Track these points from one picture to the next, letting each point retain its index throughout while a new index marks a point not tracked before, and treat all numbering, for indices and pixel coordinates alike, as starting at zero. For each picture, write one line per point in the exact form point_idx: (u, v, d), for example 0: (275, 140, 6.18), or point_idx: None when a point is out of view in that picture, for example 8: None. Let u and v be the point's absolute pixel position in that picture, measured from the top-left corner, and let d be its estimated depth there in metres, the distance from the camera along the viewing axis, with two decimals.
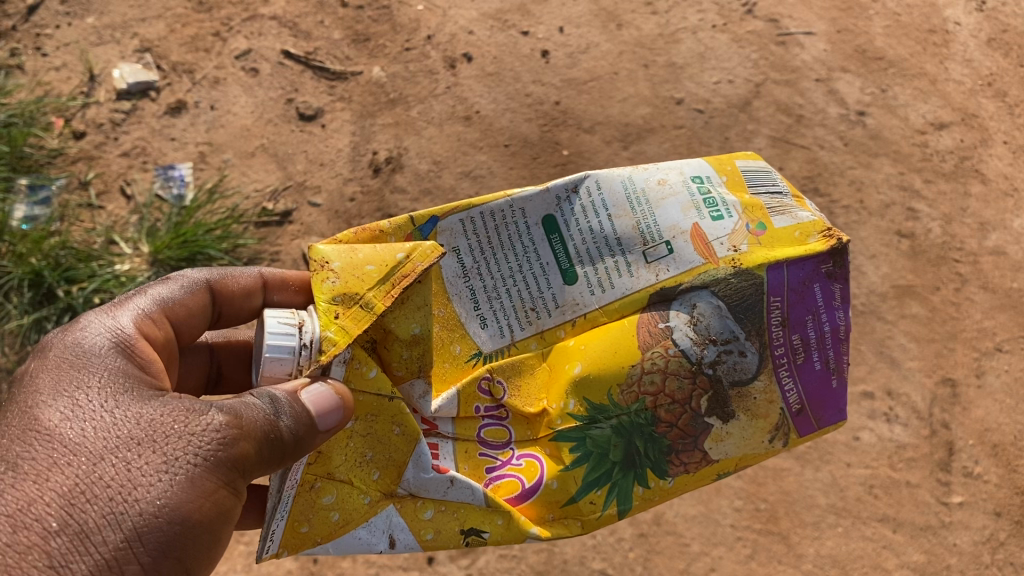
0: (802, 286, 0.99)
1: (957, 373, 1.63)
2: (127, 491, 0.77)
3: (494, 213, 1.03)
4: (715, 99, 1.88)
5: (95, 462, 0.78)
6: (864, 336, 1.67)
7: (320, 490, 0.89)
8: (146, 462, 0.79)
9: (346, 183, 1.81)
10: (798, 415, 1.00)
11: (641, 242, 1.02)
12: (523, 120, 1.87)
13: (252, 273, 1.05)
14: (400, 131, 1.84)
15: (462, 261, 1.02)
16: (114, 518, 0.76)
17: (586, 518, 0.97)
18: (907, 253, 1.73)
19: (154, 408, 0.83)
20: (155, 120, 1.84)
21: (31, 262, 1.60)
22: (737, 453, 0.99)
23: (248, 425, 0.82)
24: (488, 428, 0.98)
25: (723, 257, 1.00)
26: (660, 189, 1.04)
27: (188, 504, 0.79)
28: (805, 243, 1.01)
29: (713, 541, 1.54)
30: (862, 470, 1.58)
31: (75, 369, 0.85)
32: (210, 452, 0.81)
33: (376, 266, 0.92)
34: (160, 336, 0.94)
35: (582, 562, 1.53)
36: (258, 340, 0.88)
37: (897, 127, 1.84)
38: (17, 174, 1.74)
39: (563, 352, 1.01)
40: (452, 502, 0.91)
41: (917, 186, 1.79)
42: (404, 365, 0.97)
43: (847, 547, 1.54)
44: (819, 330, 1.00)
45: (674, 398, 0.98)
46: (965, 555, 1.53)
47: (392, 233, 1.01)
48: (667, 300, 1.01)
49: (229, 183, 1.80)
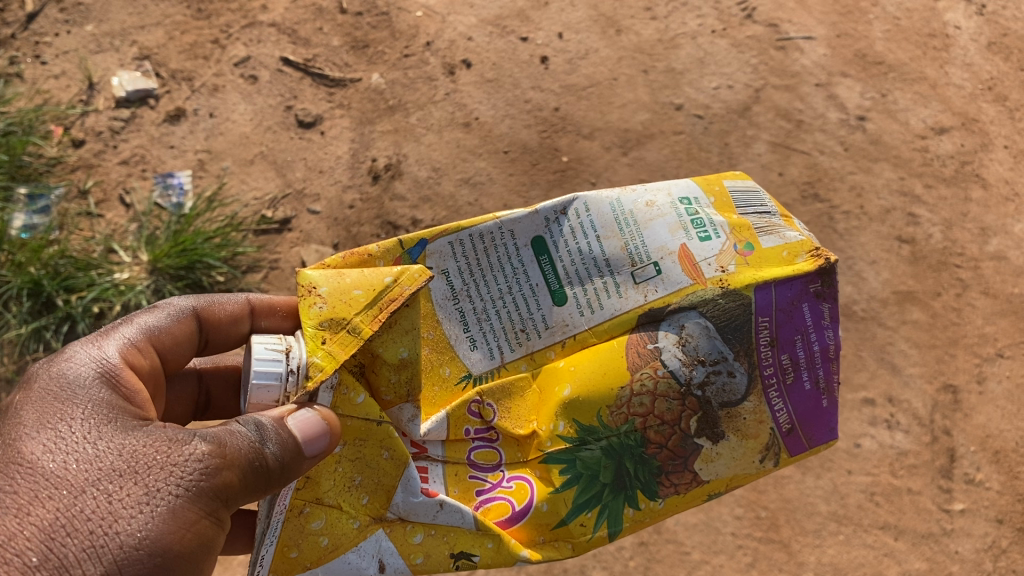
0: (791, 306, 1.00)
1: (959, 380, 1.63)
2: (108, 524, 0.77)
3: (483, 235, 1.02)
4: (715, 104, 1.88)
5: (77, 495, 0.78)
6: (865, 342, 1.67)
7: (309, 515, 0.89)
8: (127, 494, 0.78)
9: (345, 191, 1.80)
10: (789, 435, 1.00)
11: (629, 263, 1.02)
12: (522, 127, 1.86)
13: (239, 299, 1.05)
14: (399, 138, 1.84)
15: (451, 283, 1.01)
16: (95, 552, 0.76)
17: (576, 540, 0.96)
18: (907, 259, 1.73)
19: (137, 439, 0.82)
20: (153, 128, 1.84)
21: (30, 271, 1.60)
22: (728, 474, 0.99)
23: (231, 453, 0.82)
24: (478, 451, 0.98)
25: (711, 278, 1.00)
26: (648, 210, 1.04)
27: (169, 535, 0.78)
28: (793, 263, 1.01)
29: (713, 550, 1.53)
30: (864, 478, 1.57)
31: (59, 401, 0.85)
32: (192, 482, 0.80)
33: (363, 290, 0.92)
34: (145, 365, 0.94)
35: (582, 571, 1.53)
36: (247, 366, 0.89)
37: (898, 131, 1.84)
38: (16, 182, 1.74)
39: (553, 372, 1.01)
40: (442, 526, 0.91)
41: (918, 191, 1.78)
42: (392, 389, 0.96)
43: (848, 555, 1.53)
44: (809, 349, 1.00)
45: (663, 419, 0.98)
46: (967, 563, 1.53)
47: (381, 256, 1.00)
48: (656, 320, 1.00)
49: (227, 191, 1.80)
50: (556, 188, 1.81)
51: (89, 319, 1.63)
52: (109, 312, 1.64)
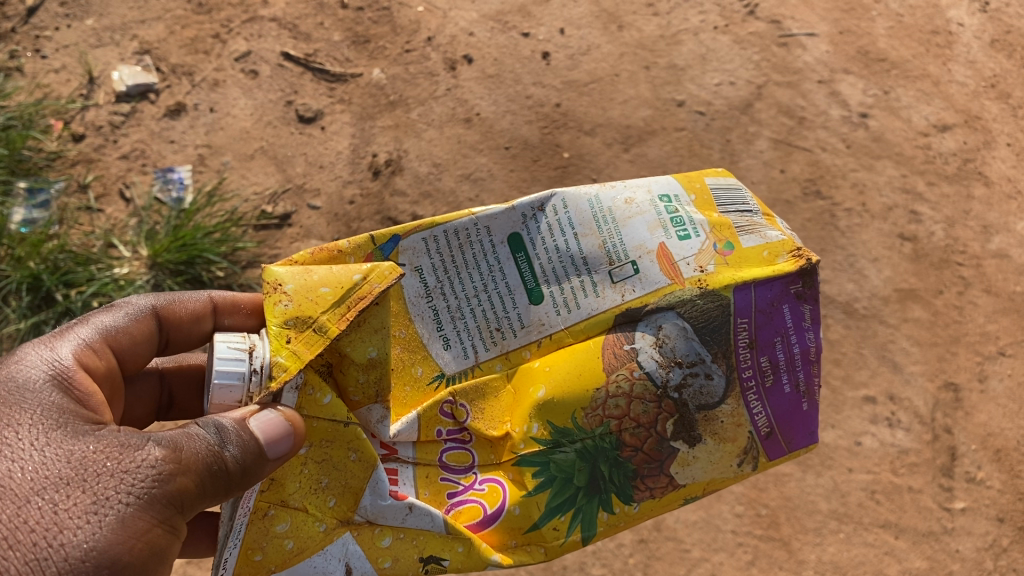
0: (771, 307, 0.99)
1: (960, 378, 1.62)
2: (53, 535, 0.76)
3: (458, 231, 1.01)
4: (716, 100, 1.87)
5: (21, 505, 0.77)
6: (866, 340, 1.66)
7: (273, 518, 0.87)
8: (74, 503, 0.78)
9: (345, 186, 1.80)
10: (767, 439, 1.00)
11: (607, 262, 1.02)
12: (524, 123, 1.86)
13: (201, 297, 1.04)
14: (400, 134, 1.83)
15: (424, 281, 1.01)
16: (38, 564, 0.75)
17: (549, 544, 0.95)
18: (909, 256, 1.72)
19: (87, 445, 0.82)
20: (153, 123, 1.84)
21: (29, 266, 1.60)
22: (705, 478, 0.99)
23: (187, 458, 0.82)
24: (450, 453, 0.97)
25: (689, 278, 1.00)
26: (627, 208, 1.04)
27: (118, 545, 0.77)
28: (774, 263, 1.01)
29: (713, 547, 1.52)
30: (864, 476, 1.57)
31: (8, 405, 0.84)
32: (143, 490, 0.80)
33: (331, 288, 0.91)
34: (99, 367, 0.93)
35: (582, 568, 1.52)
36: (210, 364, 0.88)
37: (900, 129, 1.83)
38: (15, 176, 1.73)
39: (527, 373, 1.00)
40: (411, 529, 0.90)
41: (920, 188, 1.78)
42: (360, 390, 0.94)
43: (849, 553, 1.53)
44: (788, 351, 1.00)
45: (638, 422, 0.97)
46: (968, 561, 1.52)
47: (351, 252, 0.99)
48: (633, 320, 1.00)
49: (227, 186, 1.79)
50: (558, 184, 1.81)
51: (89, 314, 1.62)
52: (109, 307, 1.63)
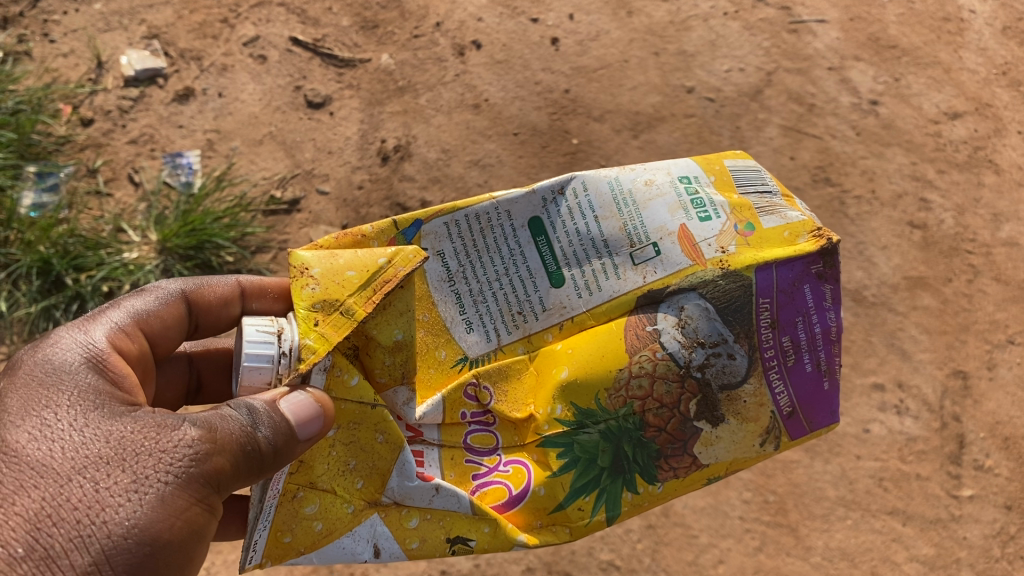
0: (792, 287, 0.99)
1: (969, 366, 1.62)
2: (95, 513, 0.76)
3: (480, 215, 1.01)
4: (726, 87, 1.87)
5: (62, 484, 0.77)
6: (875, 327, 1.66)
7: (302, 500, 0.88)
8: (115, 482, 0.78)
9: (354, 171, 1.80)
10: (790, 418, 1.01)
11: (628, 244, 1.02)
12: (533, 109, 1.85)
13: (230, 282, 1.05)
14: (408, 119, 1.83)
15: (447, 265, 1.01)
16: (82, 542, 0.75)
17: (574, 524, 0.96)
18: (919, 244, 1.72)
19: (125, 425, 0.82)
20: (163, 107, 1.84)
21: (40, 250, 1.60)
22: (727, 457, 1.00)
23: (222, 438, 0.81)
24: (475, 435, 0.98)
25: (711, 258, 1.00)
26: (647, 190, 1.04)
27: (159, 523, 0.78)
28: (794, 243, 1.01)
29: (721, 533, 1.50)
30: (872, 463, 1.56)
31: (45, 387, 0.84)
32: (181, 469, 0.80)
33: (357, 271, 0.89)
34: (134, 351, 0.94)
35: (590, 553, 1.48)
36: (238, 348, 0.87)
37: (910, 116, 1.83)
38: (26, 160, 1.73)
39: (550, 355, 1.00)
40: (438, 510, 0.92)
41: (930, 176, 1.77)
42: (386, 372, 0.94)
43: (856, 540, 1.51)
44: (810, 331, 1.00)
45: (662, 402, 0.98)
46: (975, 549, 1.51)
47: (374, 237, 0.99)
48: (655, 302, 1.00)
49: (236, 171, 1.79)
50: (566, 170, 1.80)
51: (99, 298, 1.62)
52: (119, 291, 1.64)
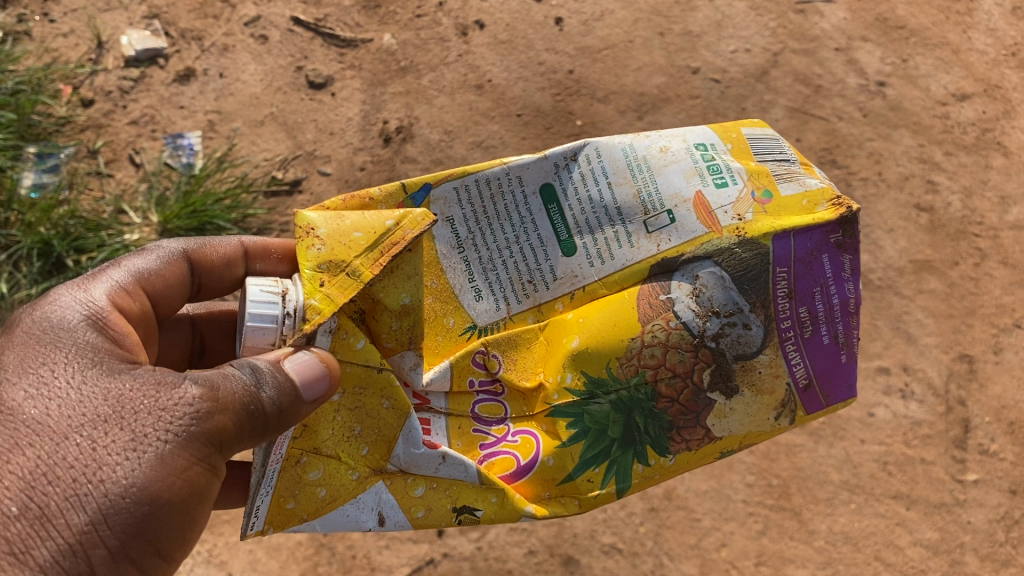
0: (810, 256, 0.97)
1: (975, 350, 1.60)
2: (91, 472, 0.76)
3: (490, 181, 1.01)
4: (732, 68, 1.85)
5: (59, 443, 0.76)
6: (880, 311, 1.64)
7: (306, 465, 0.87)
8: (112, 441, 0.77)
9: (356, 153, 1.79)
10: (806, 391, 0.99)
11: (642, 211, 1.01)
12: (536, 90, 1.84)
13: (233, 242, 1.04)
14: (411, 100, 1.82)
15: (456, 231, 1.01)
16: (78, 501, 0.75)
17: (583, 496, 0.95)
18: (925, 227, 1.70)
19: (124, 382, 0.81)
20: (163, 88, 1.82)
21: (40, 232, 1.59)
22: (741, 430, 0.98)
23: (225, 398, 0.81)
24: (483, 404, 0.97)
25: (727, 226, 0.98)
26: (662, 156, 1.03)
27: (158, 482, 0.77)
28: (813, 212, 0.99)
29: (724, 516, 1.49)
30: (877, 447, 1.54)
31: (43, 345, 0.83)
32: (181, 428, 0.79)
33: (363, 233, 0.89)
34: (136, 309, 0.93)
35: (592, 536, 1.47)
36: (243, 311, 0.86)
37: (918, 98, 1.81)
38: (26, 141, 1.72)
39: (561, 324, 0.99)
40: (444, 479, 0.91)
41: (937, 158, 1.76)
42: (393, 337, 0.92)
43: (859, 524, 1.49)
44: (828, 302, 0.98)
45: (674, 371, 0.97)
46: (979, 533, 1.49)
47: (383, 200, 0.98)
48: (669, 270, 0.99)
49: (237, 152, 1.78)
50: None
51: None
52: None
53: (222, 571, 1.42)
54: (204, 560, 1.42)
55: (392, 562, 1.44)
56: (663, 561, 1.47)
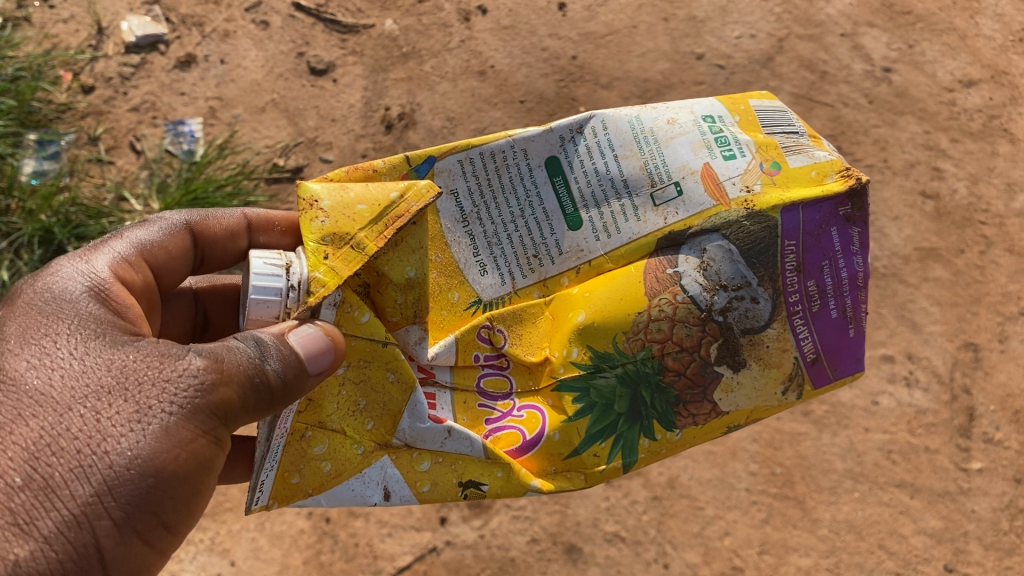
0: (818, 229, 0.96)
1: (980, 338, 1.59)
2: (96, 443, 0.75)
3: (494, 153, 0.99)
4: (737, 54, 1.83)
5: (62, 413, 0.76)
6: (885, 299, 1.64)
7: (311, 440, 0.87)
8: (117, 412, 0.77)
9: (358, 140, 1.78)
10: (813, 366, 0.98)
11: (649, 184, 0.99)
12: (539, 76, 1.82)
13: (235, 214, 1.03)
14: (413, 86, 1.80)
15: (460, 204, 0.99)
16: (82, 472, 0.74)
17: (590, 471, 0.95)
18: (931, 214, 1.69)
19: (128, 354, 0.80)
20: (164, 74, 1.81)
21: (40, 219, 1.58)
22: (748, 405, 0.98)
23: (230, 369, 0.80)
24: (488, 378, 0.98)
25: (735, 198, 0.97)
26: (669, 128, 1.01)
27: (163, 454, 0.77)
28: (822, 184, 0.98)
29: (727, 505, 1.48)
30: (881, 435, 1.53)
31: (45, 315, 0.83)
32: (186, 399, 0.79)
33: (368, 205, 0.89)
34: (139, 283, 0.92)
35: (596, 524, 1.46)
36: (246, 280, 0.85)
37: (924, 84, 1.79)
38: (26, 128, 1.71)
39: (567, 299, 0.99)
40: (450, 453, 0.90)
41: (943, 145, 1.74)
42: (399, 310, 0.94)
43: (863, 512, 1.48)
44: (836, 276, 0.97)
45: (681, 346, 0.96)
46: (983, 522, 1.48)
47: (386, 172, 0.98)
48: (676, 243, 0.98)
49: (239, 139, 1.77)
50: None
51: None
52: None
53: (225, 559, 1.42)
54: (207, 548, 1.42)
55: (395, 550, 1.44)
56: (666, 549, 1.45)
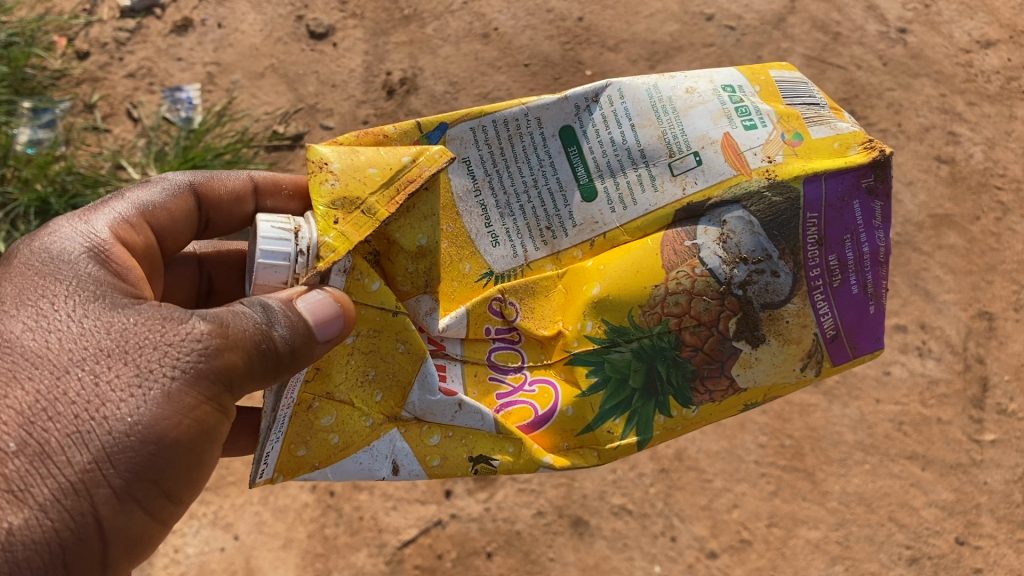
0: (841, 202, 0.93)
1: (995, 307, 1.56)
2: (95, 407, 0.72)
3: (508, 120, 0.97)
4: (747, 15, 1.78)
5: (59, 376, 0.73)
6: (898, 267, 1.60)
7: (318, 411, 0.84)
8: (117, 375, 0.73)
9: (359, 106, 1.73)
10: (832, 342, 0.95)
11: (667, 154, 0.96)
12: (544, 38, 1.77)
13: (241, 176, 0.99)
14: (415, 50, 1.76)
15: (473, 173, 0.96)
16: (79, 438, 0.71)
17: (603, 448, 0.92)
18: (945, 180, 1.65)
19: (127, 318, 0.77)
20: (160, 40, 1.77)
21: (37, 189, 1.56)
22: (767, 382, 0.95)
23: (236, 333, 0.77)
24: (499, 351, 0.95)
25: (756, 168, 0.94)
26: (688, 97, 0.98)
27: (165, 421, 0.74)
28: (845, 155, 0.95)
29: (735, 478, 1.46)
30: (892, 406, 1.50)
31: (43, 276, 0.80)
32: (190, 364, 0.75)
33: (379, 170, 0.86)
34: (139, 242, 0.90)
35: (602, 497, 1.44)
36: (253, 245, 0.82)
37: (940, 45, 1.74)
38: (20, 96, 1.68)
39: (580, 272, 0.96)
40: (460, 427, 0.88)
41: (959, 108, 1.70)
42: (409, 280, 0.90)
43: (874, 485, 1.45)
44: (858, 250, 0.93)
45: (699, 320, 0.93)
46: (996, 494, 1.45)
47: (398, 138, 0.95)
48: (695, 216, 0.95)
49: (237, 105, 1.73)
50: None
51: None
52: None
53: (228, 534, 1.41)
54: (210, 522, 1.41)
55: (400, 523, 1.42)
56: (673, 522, 1.43)
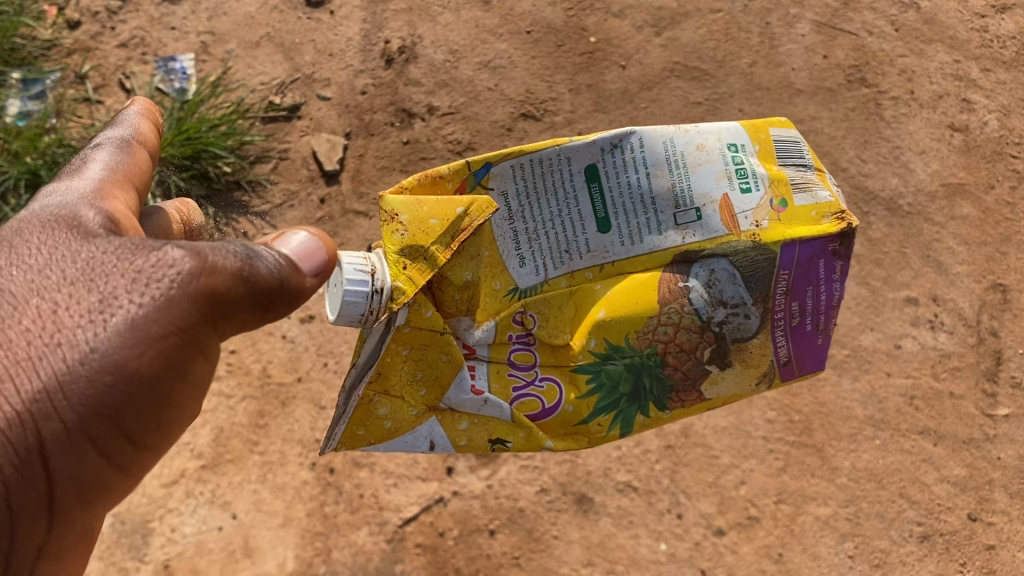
0: (808, 261, 0.94)
1: (1010, 279, 1.53)
2: (51, 335, 0.67)
3: (544, 160, 0.91)
4: None
5: (16, 305, 0.67)
6: (910, 238, 1.56)
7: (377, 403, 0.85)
8: (77, 302, 0.68)
9: (357, 75, 1.68)
10: (784, 366, 0.97)
11: (673, 205, 0.94)
12: (547, 5, 1.72)
13: (139, 112, 0.87)
14: (413, 17, 1.71)
15: (507, 206, 0.91)
16: (31, 366, 0.66)
17: (594, 435, 0.94)
18: (959, 148, 1.61)
19: (99, 245, 0.71)
20: (153, 8, 1.73)
21: (27, 161, 1.52)
22: (728, 393, 0.97)
23: (215, 261, 0.70)
24: (517, 352, 0.90)
25: (745, 232, 0.93)
26: (698, 154, 0.95)
27: (125, 351, 0.68)
28: (818, 224, 0.94)
29: (743, 454, 1.43)
30: (903, 380, 1.47)
31: (23, 225, 0.73)
32: (159, 292, 0.69)
33: (439, 219, 0.83)
34: (132, 207, 0.80)
35: (606, 474, 1.42)
36: (333, 284, 0.81)
37: (954, 10, 1.70)
38: (9, 67, 1.65)
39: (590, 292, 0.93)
40: (485, 416, 0.88)
41: (973, 75, 1.65)
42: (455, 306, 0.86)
43: (884, 460, 1.43)
44: (817, 299, 0.96)
45: (682, 347, 0.93)
46: (1009, 470, 1.43)
47: (447, 177, 0.89)
48: (689, 261, 0.94)
49: (233, 76, 1.69)
50: (583, 71, 1.67)
51: None
52: None
53: (226, 512, 1.38)
54: (208, 501, 1.39)
55: (401, 501, 1.39)
56: (680, 499, 1.40)
